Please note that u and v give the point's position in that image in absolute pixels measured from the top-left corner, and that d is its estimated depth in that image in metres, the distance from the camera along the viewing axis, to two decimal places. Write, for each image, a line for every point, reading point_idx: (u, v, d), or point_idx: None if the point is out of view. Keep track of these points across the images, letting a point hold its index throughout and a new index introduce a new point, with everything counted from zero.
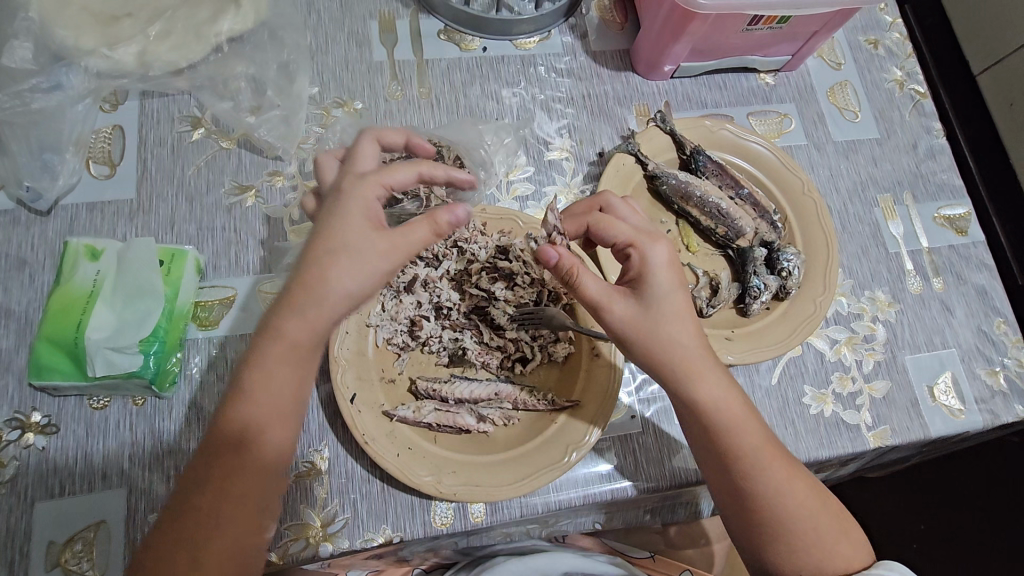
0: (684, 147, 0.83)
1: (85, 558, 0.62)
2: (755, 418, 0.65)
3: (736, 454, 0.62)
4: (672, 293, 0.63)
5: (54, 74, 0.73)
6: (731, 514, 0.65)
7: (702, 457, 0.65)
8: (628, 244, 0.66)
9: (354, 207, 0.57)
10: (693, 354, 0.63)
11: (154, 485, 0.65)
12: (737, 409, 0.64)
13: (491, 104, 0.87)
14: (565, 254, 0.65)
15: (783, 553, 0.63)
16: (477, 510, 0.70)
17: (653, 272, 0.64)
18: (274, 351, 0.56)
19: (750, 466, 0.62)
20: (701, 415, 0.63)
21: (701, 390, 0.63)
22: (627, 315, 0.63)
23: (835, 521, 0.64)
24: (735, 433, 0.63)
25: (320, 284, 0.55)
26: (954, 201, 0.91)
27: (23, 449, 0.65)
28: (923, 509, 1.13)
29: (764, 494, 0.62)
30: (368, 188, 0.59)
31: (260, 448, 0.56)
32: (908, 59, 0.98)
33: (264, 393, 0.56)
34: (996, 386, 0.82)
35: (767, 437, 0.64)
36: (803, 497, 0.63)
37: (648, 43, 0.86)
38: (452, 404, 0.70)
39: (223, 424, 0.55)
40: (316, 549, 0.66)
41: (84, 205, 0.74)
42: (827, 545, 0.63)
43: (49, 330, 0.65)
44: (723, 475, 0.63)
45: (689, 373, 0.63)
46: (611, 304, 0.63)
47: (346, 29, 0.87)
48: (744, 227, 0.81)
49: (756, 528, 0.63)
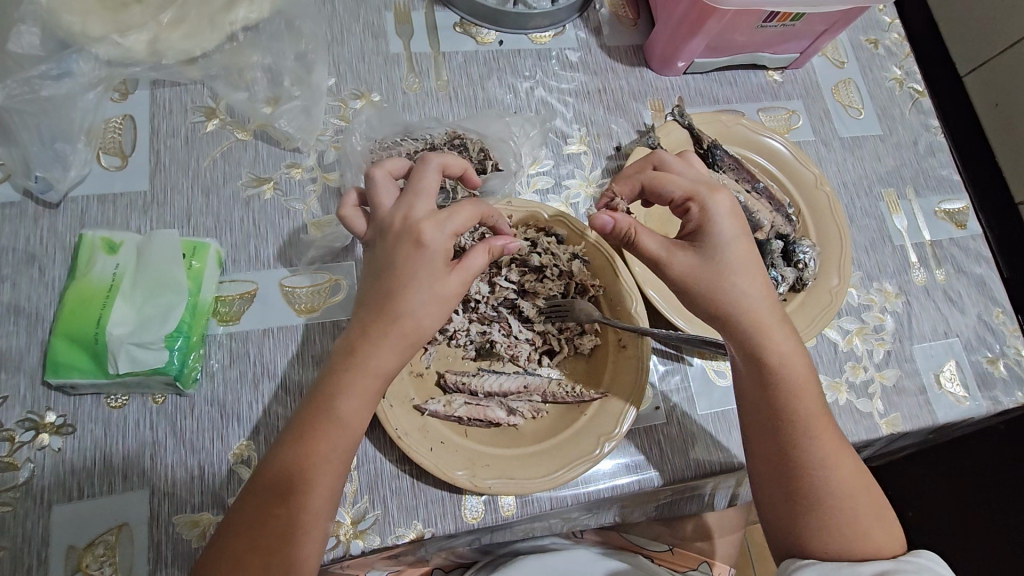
0: (701, 142, 0.84)
1: (107, 562, 0.59)
2: (815, 383, 0.65)
3: (794, 408, 0.63)
4: (735, 251, 0.63)
5: (62, 61, 0.72)
6: (774, 479, 0.64)
7: (756, 415, 0.65)
8: (687, 198, 0.65)
9: (438, 255, 0.58)
10: (761, 311, 0.63)
11: (177, 485, 0.63)
12: (803, 368, 0.64)
13: (508, 96, 0.87)
14: (620, 218, 0.65)
15: (818, 526, 0.61)
16: (508, 503, 0.68)
17: (720, 225, 0.63)
18: (360, 387, 0.57)
19: (807, 425, 0.63)
20: (764, 367, 0.64)
21: (771, 341, 0.64)
22: (693, 264, 0.63)
23: (872, 509, 0.63)
24: (799, 387, 0.64)
25: (409, 326, 0.58)
26: (953, 196, 0.94)
27: (38, 450, 0.62)
28: (918, 500, 1.19)
29: (814, 458, 0.62)
30: (449, 237, 0.59)
31: (326, 468, 0.56)
32: (906, 58, 1.01)
33: (349, 425, 0.57)
34: (996, 374, 0.83)
35: (823, 405, 0.65)
36: (847, 473, 0.62)
37: (663, 40, 0.87)
38: (482, 397, 0.69)
39: (312, 447, 0.56)
40: (346, 547, 0.63)
41: (95, 197, 0.73)
42: (862, 530, 0.61)
43: (69, 327, 0.63)
44: (776, 432, 0.63)
45: (757, 327, 0.64)
46: (671, 259, 0.64)
47: (362, 20, 0.86)
48: (762, 219, 0.83)
49: (796, 495, 0.62)
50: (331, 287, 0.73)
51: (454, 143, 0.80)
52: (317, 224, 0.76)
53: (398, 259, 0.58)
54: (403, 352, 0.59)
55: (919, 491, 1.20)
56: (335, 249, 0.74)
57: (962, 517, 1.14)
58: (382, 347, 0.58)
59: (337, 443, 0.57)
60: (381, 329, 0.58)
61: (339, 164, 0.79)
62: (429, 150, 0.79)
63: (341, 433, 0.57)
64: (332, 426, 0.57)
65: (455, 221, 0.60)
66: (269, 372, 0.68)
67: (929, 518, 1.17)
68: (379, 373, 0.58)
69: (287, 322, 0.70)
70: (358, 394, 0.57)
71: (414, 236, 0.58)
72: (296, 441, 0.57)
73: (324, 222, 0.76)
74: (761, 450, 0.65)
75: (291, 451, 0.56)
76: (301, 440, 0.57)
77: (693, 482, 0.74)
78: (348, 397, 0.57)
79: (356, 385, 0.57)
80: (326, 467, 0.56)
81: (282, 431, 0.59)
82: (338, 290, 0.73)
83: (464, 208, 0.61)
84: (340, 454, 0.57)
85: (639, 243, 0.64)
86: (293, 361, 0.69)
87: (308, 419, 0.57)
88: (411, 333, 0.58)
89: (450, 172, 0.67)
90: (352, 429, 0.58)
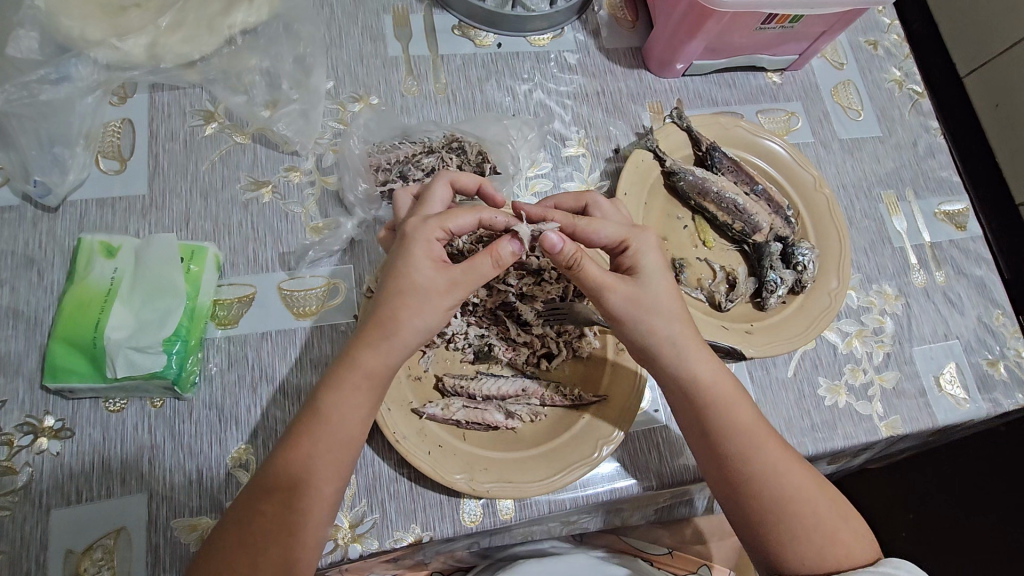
0: (699, 144, 0.84)
1: (105, 566, 0.59)
2: (746, 399, 0.66)
3: (729, 430, 0.63)
4: (655, 282, 0.64)
5: (61, 66, 0.72)
6: (732, 501, 0.64)
7: (698, 442, 0.66)
8: (622, 243, 0.66)
9: (417, 248, 0.60)
10: (683, 336, 0.64)
11: (176, 489, 0.63)
12: (729, 387, 0.65)
13: (507, 99, 0.86)
14: (567, 240, 0.62)
15: (789, 540, 0.61)
16: (506, 506, 0.68)
17: (646, 262, 0.65)
18: (350, 381, 0.58)
19: (747, 444, 0.63)
20: (694, 396, 0.65)
21: (693, 366, 0.64)
22: (629, 298, 0.63)
23: (834, 511, 0.63)
24: (728, 408, 0.64)
25: (387, 318, 0.59)
26: (953, 197, 0.94)
27: (37, 454, 0.62)
28: (921, 501, 1.17)
29: (763, 474, 0.62)
30: (432, 230, 0.61)
31: (315, 469, 0.57)
32: (906, 59, 1.01)
33: (335, 423, 0.58)
34: (997, 376, 0.83)
35: (759, 419, 0.65)
36: (801, 478, 0.63)
37: (661, 43, 0.87)
38: (480, 401, 0.69)
39: (293, 444, 0.57)
40: (344, 551, 0.63)
41: (94, 201, 0.73)
42: (829, 531, 0.62)
43: (65, 329, 0.64)
44: (719, 457, 0.64)
45: (682, 353, 0.64)
46: (612, 290, 0.63)
47: (360, 23, 0.87)
48: (761, 221, 0.82)
49: (757, 514, 0.62)
50: (329, 291, 0.73)
51: (452, 146, 0.81)
52: (316, 228, 0.76)
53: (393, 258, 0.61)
54: (383, 347, 0.59)
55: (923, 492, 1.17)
56: (333, 253, 0.74)
57: (962, 519, 1.14)
58: (367, 345, 0.59)
59: (326, 440, 0.57)
60: (370, 328, 0.59)
61: (338, 168, 0.79)
62: (427, 152, 0.80)
63: (331, 431, 0.58)
64: (323, 424, 0.58)
65: (447, 219, 0.62)
66: (267, 375, 0.68)
67: (931, 520, 1.15)
68: (370, 370, 0.59)
69: (286, 325, 0.70)
70: (342, 391, 0.58)
71: (403, 231, 0.61)
72: (284, 442, 0.58)
73: (323, 226, 0.76)
74: (713, 476, 0.65)
75: (283, 451, 0.57)
76: (291, 438, 0.58)
77: (692, 486, 0.74)
78: (335, 395, 0.58)
79: (344, 381, 0.58)
80: (320, 466, 0.57)
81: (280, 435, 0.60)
82: (337, 294, 0.73)
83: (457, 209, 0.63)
84: (328, 451, 0.57)
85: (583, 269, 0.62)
86: (291, 364, 0.69)
87: (302, 419, 0.59)
88: (388, 326, 0.59)
89: (463, 188, 0.70)
90: (343, 428, 0.58)
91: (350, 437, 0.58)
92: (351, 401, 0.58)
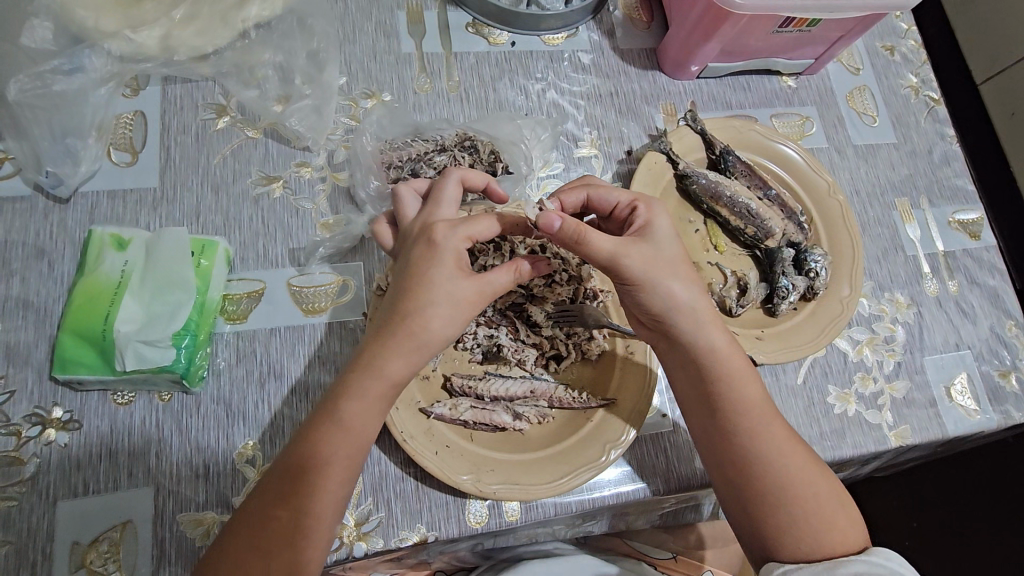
0: (713, 147, 0.84)
1: (110, 559, 0.59)
2: (754, 379, 0.66)
3: (736, 403, 0.64)
4: (671, 247, 0.64)
5: (75, 56, 0.72)
6: (731, 480, 0.64)
7: (703, 417, 0.66)
8: (632, 204, 0.67)
9: (446, 257, 0.59)
10: (702, 310, 0.64)
11: (183, 483, 0.62)
12: (739, 362, 0.65)
13: (519, 98, 0.86)
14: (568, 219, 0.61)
15: (786, 522, 0.61)
16: (511, 508, 0.67)
17: (659, 224, 0.65)
18: (370, 390, 0.58)
19: (752, 421, 0.63)
20: (704, 367, 0.65)
21: (705, 338, 0.65)
22: (647, 259, 0.62)
23: (835, 497, 0.63)
24: (736, 382, 0.64)
25: (406, 324, 0.58)
26: (968, 206, 0.93)
27: (44, 445, 0.62)
28: (922, 508, 1.16)
29: (764, 453, 0.62)
30: (459, 239, 0.60)
31: (322, 471, 0.56)
32: (923, 65, 1.00)
33: (349, 429, 0.57)
34: (1008, 387, 0.82)
35: (766, 399, 0.65)
36: (802, 462, 0.62)
37: (677, 44, 0.86)
38: (488, 402, 0.68)
39: (303, 446, 0.57)
40: (349, 549, 0.63)
41: (105, 193, 0.73)
42: (826, 516, 0.61)
43: (74, 321, 0.63)
44: (725, 431, 0.64)
45: (697, 325, 0.64)
46: (628, 254, 0.61)
47: (374, 19, 0.86)
48: (773, 226, 0.81)
49: (756, 494, 0.62)
50: (338, 288, 0.72)
51: (464, 144, 0.80)
52: (325, 224, 0.76)
53: (414, 261, 0.60)
54: (409, 355, 0.58)
55: (924, 499, 1.17)
56: (343, 250, 0.74)
57: (963, 526, 1.14)
58: (389, 350, 0.58)
59: (340, 446, 0.57)
60: (394, 334, 0.58)
61: (349, 164, 0.79)
62: (439, 151, 0.79)
63: (346, 436, 0.57)
64: (336, 427, 0.57)
65: (472, 226, 0.61)
66: (275, 371, 0.68)
67: (932, 527, 1.15)
68: (395, 380, 0.58)
69: (295, 322, 0.70)
70: (359, 396, 0.58)
71: (431, 237, 0.60)
72: (298, 445, 0.57)
73: (333, 223, 0.76)
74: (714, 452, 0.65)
75: (293, 454, 0.57)
76: (303, 440, 0.57)
77: (700, 491, 0.73)
78: (354, 401, 0.58)
79: (364, 388, 0.58)
80: (331, 468, 0.56)
81: (293, 435, 0.59)
82: (346, 291, 0.72)
83: (480, 216, 0.62)
84: (339, 457, 0.57)
85: (591, 240, 0.61)
86: (299, 360, 0.69)
87: (315, 422, 0.58)
88: (411, 335, 0.58)
89: (472, 186, 0.69)
90: (361, 434, 0.58)
91: (365, 441, 0.58)
92: (369, 408, 0.58)
